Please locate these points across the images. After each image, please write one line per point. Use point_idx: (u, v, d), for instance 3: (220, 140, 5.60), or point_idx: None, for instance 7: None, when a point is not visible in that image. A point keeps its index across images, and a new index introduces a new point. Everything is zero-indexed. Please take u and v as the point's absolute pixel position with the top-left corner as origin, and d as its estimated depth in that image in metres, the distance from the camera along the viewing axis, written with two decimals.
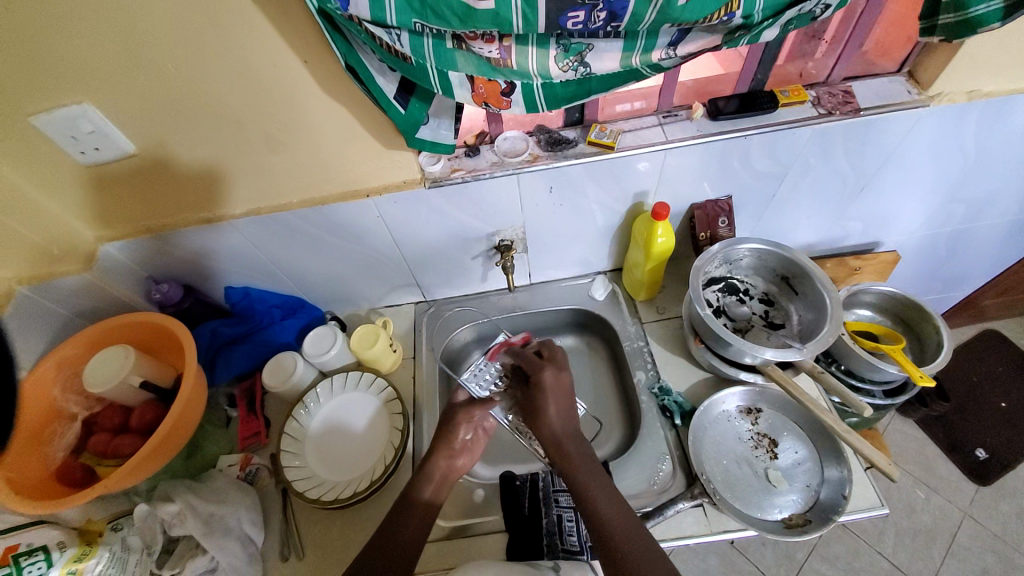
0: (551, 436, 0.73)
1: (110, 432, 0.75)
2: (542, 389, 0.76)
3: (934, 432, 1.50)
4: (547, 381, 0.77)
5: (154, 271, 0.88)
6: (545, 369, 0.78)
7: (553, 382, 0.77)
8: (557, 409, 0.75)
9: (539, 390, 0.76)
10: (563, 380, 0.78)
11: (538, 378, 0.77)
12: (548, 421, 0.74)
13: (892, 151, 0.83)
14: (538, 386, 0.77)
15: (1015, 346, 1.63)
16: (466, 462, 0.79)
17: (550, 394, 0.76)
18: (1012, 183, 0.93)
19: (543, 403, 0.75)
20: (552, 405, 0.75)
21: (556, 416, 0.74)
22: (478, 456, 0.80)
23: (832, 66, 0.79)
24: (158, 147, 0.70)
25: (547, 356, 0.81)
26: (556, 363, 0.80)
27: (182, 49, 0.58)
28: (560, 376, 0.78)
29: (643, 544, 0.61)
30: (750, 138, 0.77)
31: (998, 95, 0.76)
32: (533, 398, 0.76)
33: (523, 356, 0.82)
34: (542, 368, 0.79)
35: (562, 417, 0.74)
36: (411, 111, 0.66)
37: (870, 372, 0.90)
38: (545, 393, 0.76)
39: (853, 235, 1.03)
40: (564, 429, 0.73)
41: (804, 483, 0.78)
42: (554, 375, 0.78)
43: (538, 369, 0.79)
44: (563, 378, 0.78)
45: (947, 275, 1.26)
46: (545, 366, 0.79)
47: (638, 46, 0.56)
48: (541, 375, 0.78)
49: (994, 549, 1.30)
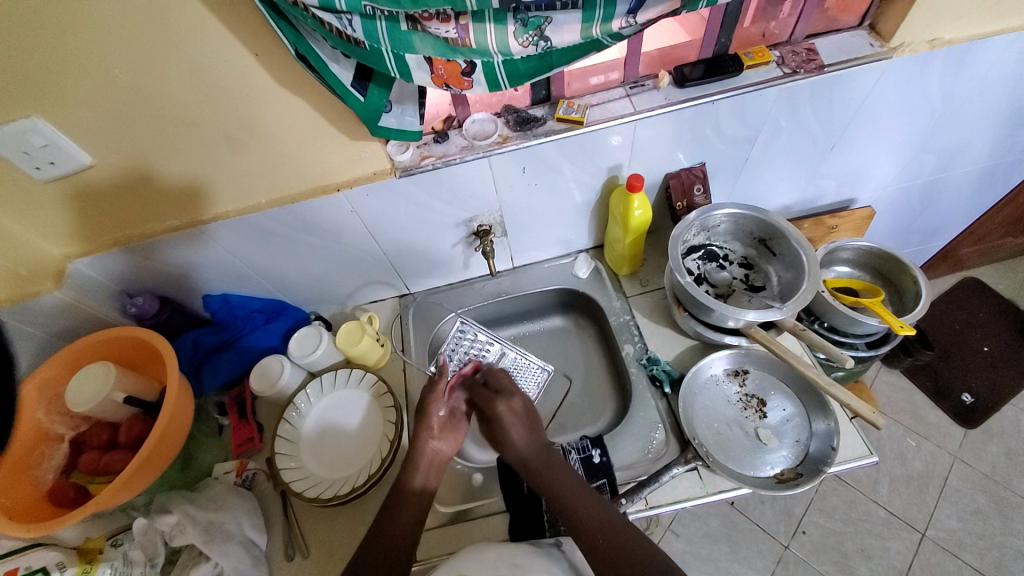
0: (520, 458, 0.75)
1: (99, 450, 0.73)
2: (500, 421, 0.78)
3: (921, 380, 1.54)
4: (503, 416, 0.78)
5: (127, 284, 0.86)
6: (496, 402, 0.79)
7: (508, 412, 0.78)
8: (520, 434, 0.76)
9: (497, 422, 0.78)
10: (517, 407, 0.79)
11: (493, 411, 0.79)
12: (512, 446, 0.76)
13: (859, 106, 0.83)
14: (496, 420, 0.78)
15: (994, 291, 1.67)
16: (449, 445, 0.79)
17: (510, 425, 0.77)
18: (979, 130, 0.95)
19: (503, 433, 0.77)
20: (515, 433, 0.77)
21: (521, 439, 0.76)
22: (460, 439, 0.79)
23: (794, 24, 0.79)
24: (117, 156, 0.68)
25: (495, 386, 0.82)
26: (506, 391, 0.81)
27: (129, 54, 0.57)
28: (513, 404, 0.79)
29: (622, 531, 0.65)
30: (718, 103, 0.77)
31: (959, 42, 0.76)
32: (496, 432, 0.78)
33: (475, 391, 0.83)
34: (494, 401, 0.80)
35: (526, 440, 0.76)
36: (370, 98, 0.64)
37: (852, 326, 0.92)
38: (504, 423, 0.77)
39: (828, 193, 1.03)
40: (529, 450, 0.75)
41: (793, 438, 0.80)
42: (508, 404, 0.79)
43: (492, 403, 0.80)
44: (515, 405, 0.79)
45: (923, 227, 1.28)
46: (497, 398, 0.80)
47: (597, 16, 0.55)
48: (494, 408, 0.79)
49: (984, 489, 1.34)
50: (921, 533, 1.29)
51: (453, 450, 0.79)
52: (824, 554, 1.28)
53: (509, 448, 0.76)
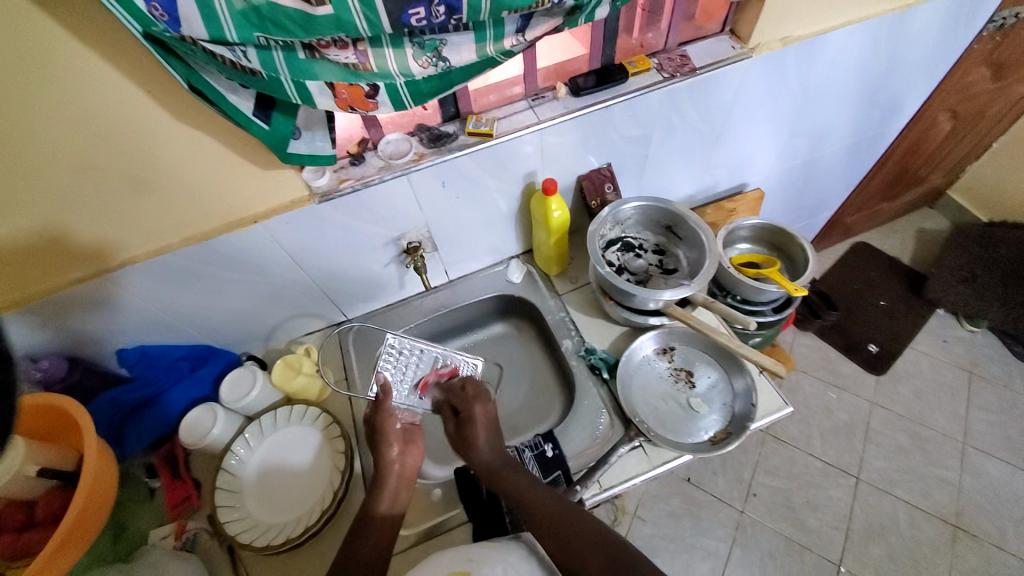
0: (484, 464, 0.74)
1: (13, 534, 0.65)
2: (474, 422, 0.76)
3: (833, 339, 1.72)
4: (478, 417, 0.77)
5: (22, 350, 0.78)
6: (475, 403, 0.78)
7: (484, 416, 0.78)
8: (485, 439, 0.75)
9: (470, 423, 0.77)
10: (491, 412, 0.79)
11: (470, 413, 0.77)
12: (477, 449, 0.75)
13: (733, 101, 0.95)
14: (470, 422, 0.77)
15: (880, 252, 1.91)
16: (415, 455, 0.78)
17: (481, 428, 0.76)
18: (837, 112, 1.10)
19: (472, 434, 0.76)
20: (483, 437, 0.76)
21: (485, 445, 0.75)
22: (422, 447, 0.79)
23: (667, 33, 0.88)
24: (1, 212, 0.63)
25: (473, 392, 0.80)
26: (483, 396, 0.80)
27: (5, 102, 0.54)
28: (490, 410, 0.79)
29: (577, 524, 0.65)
30: (613, 108, 0.85)
31: (804, 38, 0.89)
32: (464, 431, 0.76)
33: (452, 392, 0.81)
34: (471, 401, 0.79)
35: (491, 447, 0.75)
36: (275, 125, 0.65)
37: (758, 295, 1.02)
38: (476, 425, 0.76)
39: (723, 180, 1.15)
40: (493, 459, 0.74)
41: (720, 402, 0.87)
42: (484, 409, 0.78)
43: (470, 404, 0.78)
44: (490, 411, 0.79)
45: (810, 202, 1.45)
46: (475, 400, 0.79)
47: (488, 36, 0.60)
48: (472, 409, 0.78)
49: (904, 430, 1.51)
50: (855, 477, 1.43)
51: (420, 460, 0.79)
52: (775, 512, 1.37)
53: (473, 452, 0.75)
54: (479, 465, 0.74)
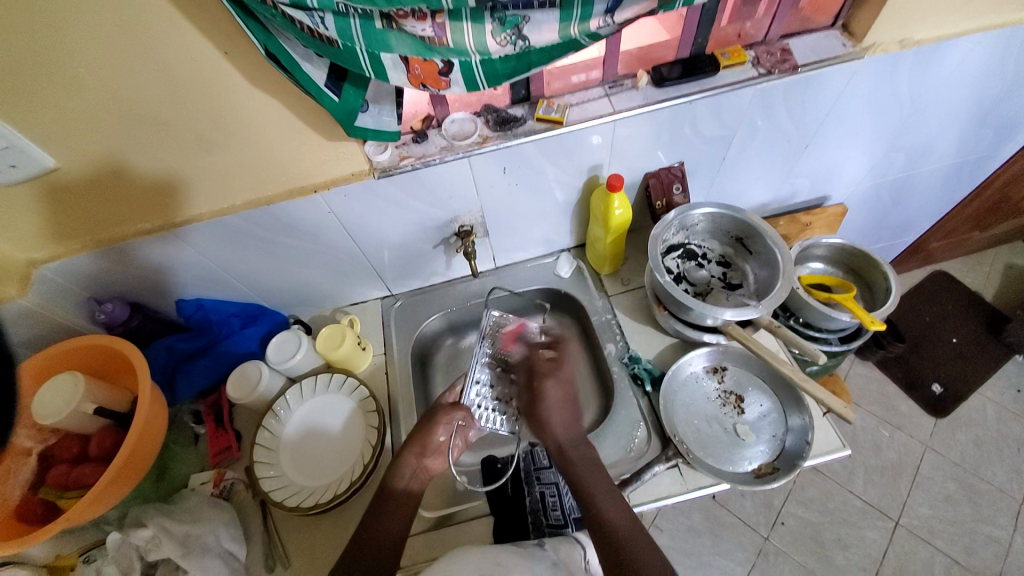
0: (554, 442, 0.75)
1: (70, 463, 0.70)
2: (546, 398, 0.76)
3: (893, 372, 1.59)
4: (550, 393, 0.77)
5: (94, 290, 0.83)
6: (548, 377, 0.78)
7: (556, 393, 0.77)
8: (560, 421, 0.75)
9: (544, 400, 0.76)
10: (564, 388, 0.78)
11: (541, 387, 0.77)
12: (551, 428, 0.75)
13: (832, 105, 0.85)
14: (541, 396, 0.77)
15: (962, 283, 1.73)
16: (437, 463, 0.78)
17: (554, 403, 0.76)
18: (947, 128, 0.98)
19: (546, 413, 0.76)
20: (556, 415, 0.76)
21: (560, 425, 0.75)
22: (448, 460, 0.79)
23: (768, 25, 0.80)
24: (84, 158, 0.65)
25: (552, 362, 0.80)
26: (557, 372, 0.79)
27: (94, 54, 0.54)
28: (561, 388, 0.77)
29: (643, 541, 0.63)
30: (696, 103, 0.78)
31: (927, 43, 0.78)
32: (537, 406, 0.77)
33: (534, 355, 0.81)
34: (545, 376, 0.78)
35: (563, 425, 0.75)
36: (345, 98, 0.63)
37: (826, 322, 0.94)
38: (548, 403, 0.76)
39: (803, 191, 1.06)
40: (567, 436, 0.74)
41: (770, 433, 0.82)
42: (556, 383, 0.78)
43: (544, 378, 0.78)
44: (566, 390, 0.78)
45: (894, 223, 1.32)
46: (551, 375, 0.78)
47: (575, 15, 0.55)
48: (544, 383, 0.78)
49: (955, 477, 1.39)
50: (895, 521, 1.33)
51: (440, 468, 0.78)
52: (801, 544, 1.31)
53: (547, 430, 0.75)
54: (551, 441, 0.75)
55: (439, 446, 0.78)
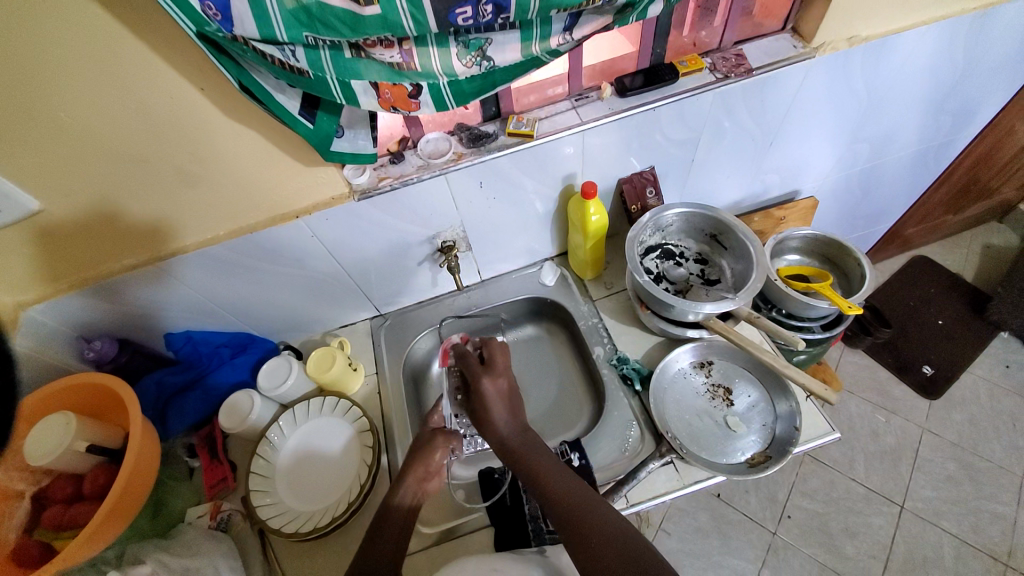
0: (497, 437, 0.72)
1: (64, 503, 0.70)
2: (483, 397, 0.74)
3: (884, 357, 1.61)
4: (486, 392, 0.75)
5: (82, 330, 0.83)
6: (483, 376, 0.76)
7: (493, 391, 0.75)
8: (501, 417, 0.73)
9: (480, 399, 0.75)
10: (502, 386, 0.76)
11: (477, 386, 0.76)
12: (493, 424, 0.73)
13: (791, 103, 0.89)
14: (479, 395, 0.75)
15: (941, 266, 1.78)
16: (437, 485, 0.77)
17: (493, 403, 0.74)
18: (904, 118, 1.02)
19: (485, 410, 0.74)
20: (496, 411, 0.74)
21: (502, 423, 0.73)
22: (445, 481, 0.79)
23: (722, 32, 0.84)
24: (66, 199, 0.66)
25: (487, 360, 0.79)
26: (492, 370, 0.77)
27: (74, 97, 0.57)
28: (497, 384, 0.76)
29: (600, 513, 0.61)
30: (660, 109, 0.81)
31: (873, 38, 0.83)
32: (476, 407, 0.75)
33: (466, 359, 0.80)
34: (480, 376, 0.76)
35: (506, 420, 0.73)
36: (319, 124, 0.65)
37: (806, 311, 0.96)
38: (487, 401, 0.74)
39: (774, 187, 1.09)
40: (510, 430, 0.72)
41: (760, 422, 0.83)
42: (492, 382, 0.76)
43: (479, 378, 0.76)
44: (501, 385, 0.76)
45: (867, 212, 1.36)
46: (486, 373, 0.77)
47: (535, 34, 0.58)
48: (480, 382, 0.76)
49: (953, 456, 1.41)
50: (899, 505, 1.34)
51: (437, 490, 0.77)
52: (810, 537, 1.31)
53: (489, 426, 0.73)
54: (495, 438, 0.72)
55: (440, 466, 0.78)
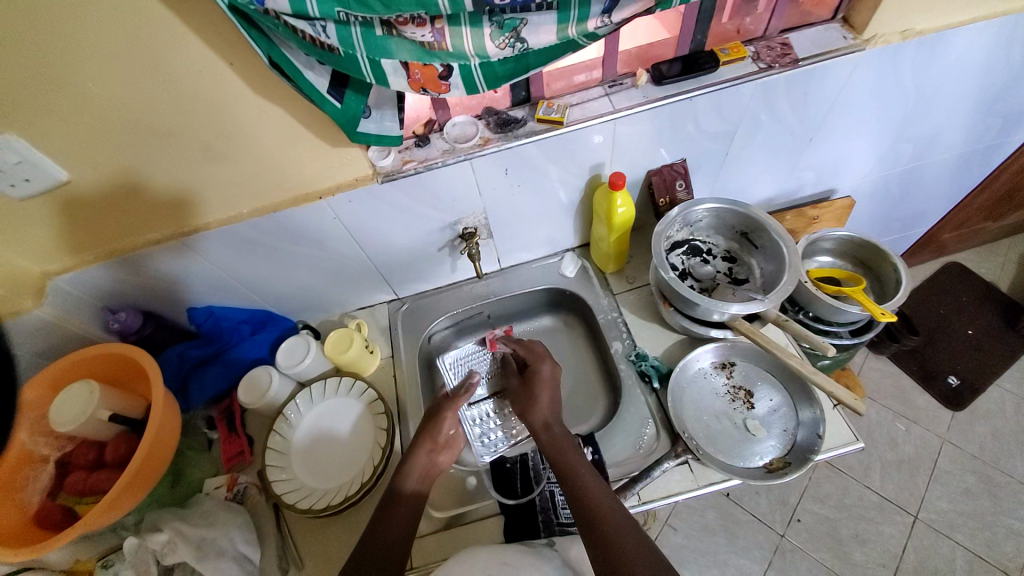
0: (541, 418, 0.78)
1: (86, 469, 0.72)
2: (540, 376, 0.83)
3: (908, 365, 1.56)
4: (544, 373, 0.83)
5: (107, 301, 0.85)
6: (543, 362, 0.85)
7: (549, 375, 0.83)
8: (548, 400, 0.79)
9: (537, 378, 0.83)
10: (556, 377, 0.84)
11: (537, 367, 0.84)
12: (540, 406, 0.79)
13: (834, 99, 0.85)
14: (536, 372, 0.84)
15: (976, 275, 1.70)
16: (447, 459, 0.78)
17: (546, 385, 0.82)
18: (953, 119, 0.97)
19: (536, 390, 0.81)
20: (545, 396, 0.80)
21: (548, 406, 0.79)
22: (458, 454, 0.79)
23: (768, 19, 0.80)
24: (94, 171, 0.67)
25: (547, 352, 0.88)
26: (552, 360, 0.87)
27: (103, 68, 0.56)
28: (554, 373, 0.84)
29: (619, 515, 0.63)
30: (696, 99, 0.78)
31: (929, 33, 0.77)
32: (530, 386, 0.83)
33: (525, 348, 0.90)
34: (540, 360, 0.86)
35: (551, 407, 0.79)
36: (347, 104, 0.64)
37: (835, 315, 0.93)
38: (542, 382, 0.82)
39: (808, 185, 1.05)
40: (550, 416, 0.78)
41: (781, 428, 0.81)
42: (551, 368, 0.85)
43: (538, 362, 0.86)
44: (556, 373, 0.85)
45: (904, 214, 1.30)
46: (543, 360, 0.86)
47: (572, 16, 0.56)
48: (538, 366, 0.85)
49: (974, 470, 1.37)
50: (913, 516, 1.31)
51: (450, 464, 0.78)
52: (819, 541, 1.29)
53: (534, 408, 0.79)
54: (538, 417, 0.78)
55: (449, 440, 0.79)
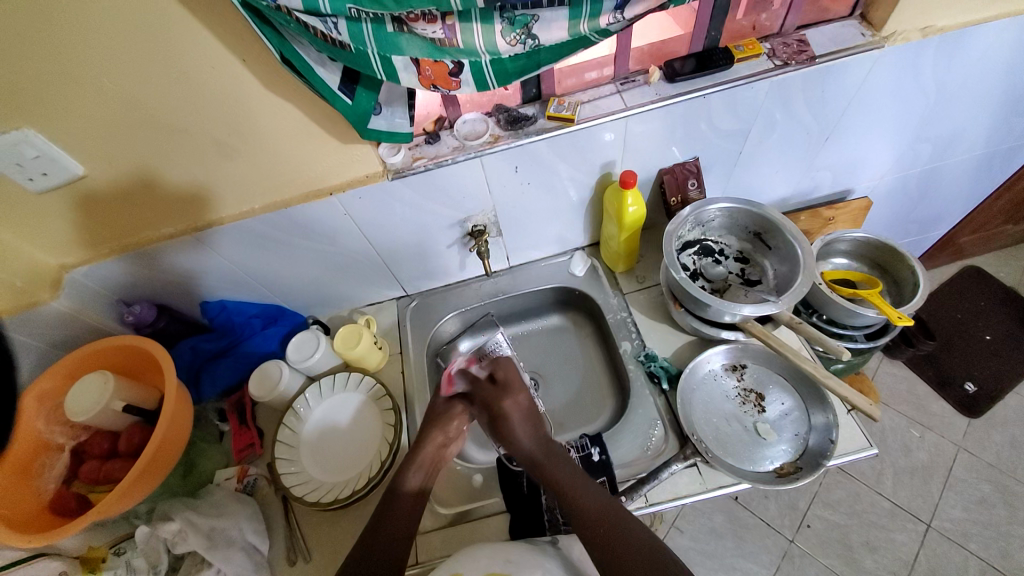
0: (525, 454, 0.73)
1: (100, 459, 0.73)
2: (507, 417, 0.75)
3: (923, 370, 1.53)
4: (509, 411, 0.76)
5: (122, 293, 0.86)
6: (502, 399, 0.77)
7: (515, 409, 0.77)
8: (526, 433, 0.74)
9: (503, 419, 0.76)
10: (522, 404, 0.78)
11: (499, 407, 0.77)
12: (518, 443, 0.73)
13: (852, 97, 0.83)
14: (502, 414, 0.76)
15: (996, 279, 1.66)
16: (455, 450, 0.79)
17: (515, 421, 0.75)
18: (974, 119, 0.94)
19: (509, 430, 0.75)
20: (520, 430, 0.75)
21: (527, 436, 0.74)
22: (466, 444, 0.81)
23: (784, 15, 0.78)
24: (109, 165, 0.68)
25: (502, 380, 0.80)
26: (511, 388, 0.79)
27: (118, 64, 0.57)
28: (519, 402, 0.78)
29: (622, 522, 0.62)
30: (711, 97, 0.77)
31: (950, 29, 0.75)
32: (499, 427, 0.75)
33: (481, 388, 0.80)
34: (500, 398, 0.77)
35: (531, 436, 0.74)
36: (358, 101, 0.64)
37: (850, 318, 0.91)
38: (510, 420, 0.75)
39: (824, 185, 1.03)
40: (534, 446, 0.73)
41: (792, 432, 0.80)
42: (514, 401, 0.78)
43: (499, 399, 0.78)
44: (521, 402, 0.78)
45: (922, 216, 1.27)
46: (504, 394, 0.78)
47: (584, 12, 0.55)
48: (501, 405, 0.77)
49: (990, 479, 1.33)
50: (926, 524, 1.28)
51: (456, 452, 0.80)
52: (828, 547, 1.27)
53: (513, 444, 0.74)
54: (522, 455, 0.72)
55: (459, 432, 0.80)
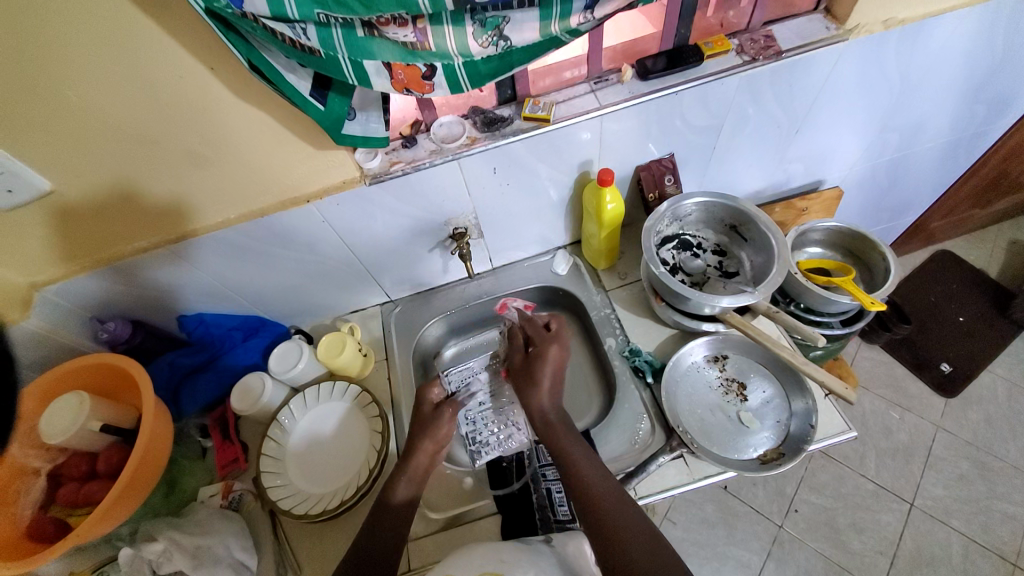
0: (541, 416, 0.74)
1: (79, 481, 0.71)
2: (544, 358, 0.78)
3: (900, 353, 1.58)
4: (551, 357, 0.78)
5: (97, 310, 0.84)
6: (550, 343, 0.80)
7: (555, 357, 0.79)
8: (550, 389, 0.76)
9: (540, 361, 0.78)
10: (563, 360, 0.80)
11: (544, 350, 0.80)
12: (540, 393, 0.76)
13: (819, 90, 0.85)
14: (539, 356, 0.79)
15: (965, 262, 1.72)
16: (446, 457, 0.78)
17: (550, 370, 0.78)
18: (936, 108, 0.97)
19: (540, 375, 0.77)
20: (547, 380, 0.76)
21: (550, 388, 0.76)
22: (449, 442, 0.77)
23: (751, 12, 0.80)
24: (77, 179, 0.66)
25: (553, 331, 0.83)
26: (561, 340, 0.81)
27: (79, 75, 0.55)
28: (561, 358, 0.79)
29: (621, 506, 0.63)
30: (682, 94, 0.78)
31: (910, 21, 0.78)
32: (533, 365, 0.79)
33: (533, 326, 0.85)
34: (548, 342, 0.81)
35: (553, 396, 0.76)
36: (331, 106, 0.64)
37: (825, 306, 0.94)
38: (546, 365, 0.78)
39: (797, 176, 1.06)
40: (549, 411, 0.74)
41: (774, 419, 0.82)
42: (558, 350, 0.80)
43: (547, 342, 0.81)
44: (563, 357, 0.80)
45: (892, 204, 1.31)
46: (553, 341, 0.81)
47: (554, 13, 0.55)
48: (546, 346, 0.80)
49: (968, 456, 1.38)
50: (909, 503, 1.32)
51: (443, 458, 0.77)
52: (817, 531, 1.30)
53: (535, 395, 0.76)
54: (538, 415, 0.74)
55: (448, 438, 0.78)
